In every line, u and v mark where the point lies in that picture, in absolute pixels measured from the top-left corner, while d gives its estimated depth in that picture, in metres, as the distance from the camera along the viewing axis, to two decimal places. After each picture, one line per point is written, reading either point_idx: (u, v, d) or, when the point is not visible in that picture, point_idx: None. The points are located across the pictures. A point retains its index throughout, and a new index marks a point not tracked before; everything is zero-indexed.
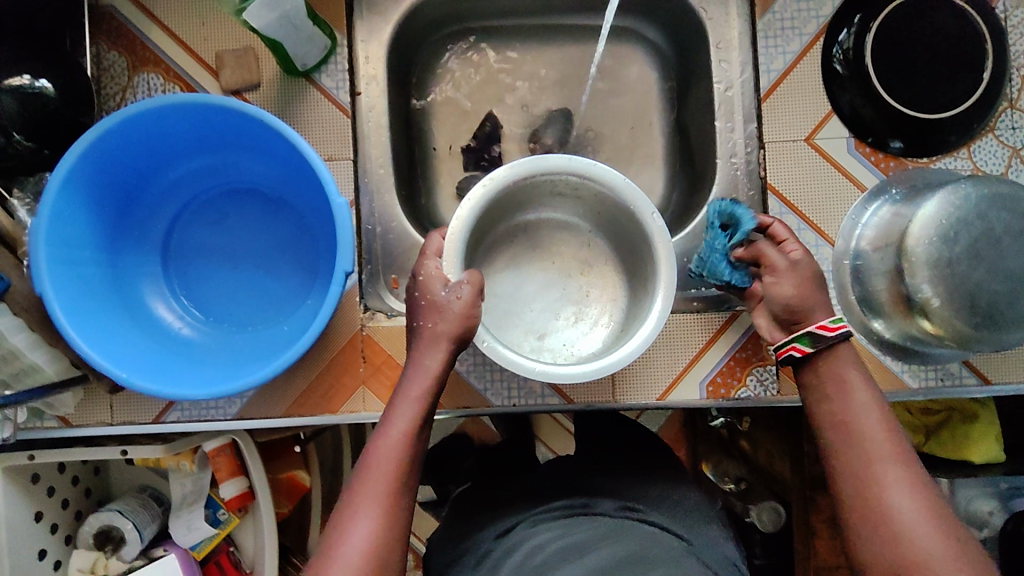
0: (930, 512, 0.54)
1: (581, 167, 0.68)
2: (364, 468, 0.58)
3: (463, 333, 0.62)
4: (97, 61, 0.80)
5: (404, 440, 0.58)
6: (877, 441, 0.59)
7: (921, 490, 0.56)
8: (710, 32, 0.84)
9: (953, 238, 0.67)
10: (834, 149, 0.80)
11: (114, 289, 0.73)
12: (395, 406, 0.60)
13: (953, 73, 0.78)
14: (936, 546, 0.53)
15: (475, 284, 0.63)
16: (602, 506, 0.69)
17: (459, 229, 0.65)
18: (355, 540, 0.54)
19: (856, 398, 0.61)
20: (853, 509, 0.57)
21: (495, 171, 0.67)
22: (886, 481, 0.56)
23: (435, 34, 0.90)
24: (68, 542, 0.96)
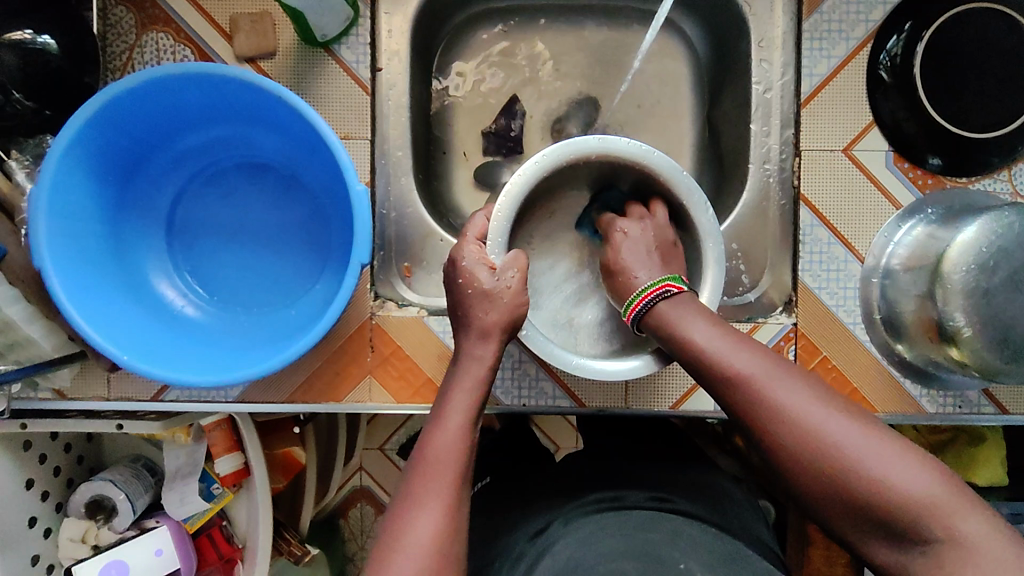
0: (872, 435, 0.50)
1: (640, 151, 0.65)
2: (419, 460, 0.55)
3: (513, 323, 0.62)
4: (103, 16, 0.75)
5: (463, 432, 0.56)
6: (779, 384, 0.53)
7: (850, 415, 0.51)
8: (752, 28, 0.79)
9: (991, 268, 0.65)
10: (871, 161, 0.77)
11: (116, 265, 0.70)
12: (452, 397, 0.58)
13: (1000, 92, 0.75)
14: (902, 471, 0.48)
15: (522, 270, 0.63)
16: (631, 498, 0.65)
17: (506, 202, 0.63)
18: (417, 534, 0.50)
19: (782, 386, 0.53)
20: (807, 473, 0.50)
21: (548, 147, 0.64)
22: (821, 428, 0.50)
23: (462, 9, 0.85)
24: (58, 510, 0.94)
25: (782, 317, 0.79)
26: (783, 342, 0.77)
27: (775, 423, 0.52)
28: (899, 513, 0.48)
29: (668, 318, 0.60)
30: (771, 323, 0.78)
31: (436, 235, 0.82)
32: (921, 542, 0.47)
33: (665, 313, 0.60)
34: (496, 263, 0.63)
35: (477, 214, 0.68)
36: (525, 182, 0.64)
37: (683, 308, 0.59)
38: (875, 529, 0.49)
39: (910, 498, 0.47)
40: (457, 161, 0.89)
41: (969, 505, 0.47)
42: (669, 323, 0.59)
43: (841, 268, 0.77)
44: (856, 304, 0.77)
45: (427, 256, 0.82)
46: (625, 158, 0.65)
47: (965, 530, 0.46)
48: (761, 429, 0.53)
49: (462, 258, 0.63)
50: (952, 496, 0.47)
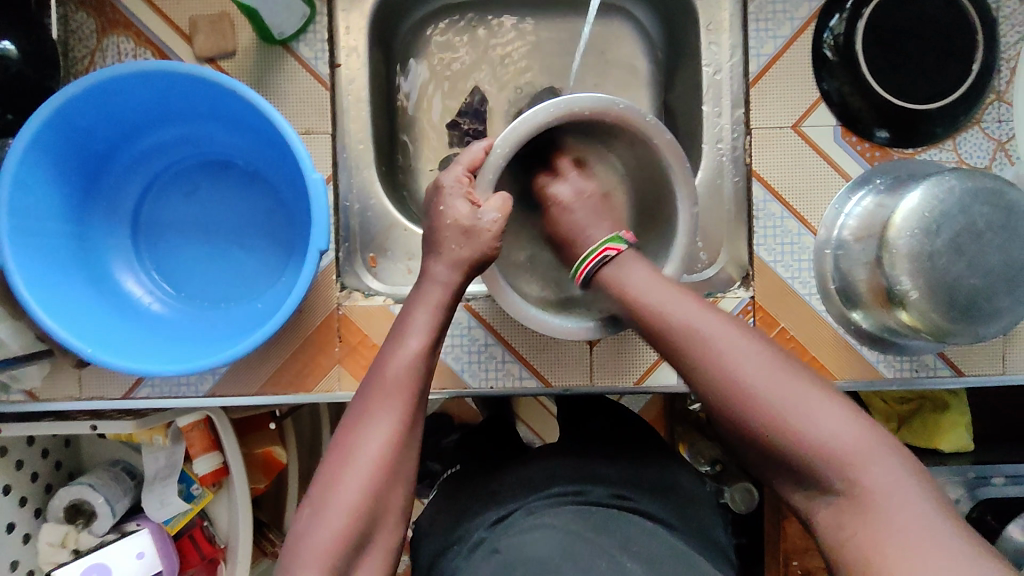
0: (794, 385, 0.52)
1: (654, 126, 0.64)
2: (378, 377, 0.58)
3: (480, 260, 0.62)
4: (64, 22, 0.76)
5: (420, 357, 0.59)
6: (713, 334, 0.55)
7: (777, 365, 0.54)
8: (700, 13, 0.82)
9: (935, 231, 0.67)
10: (820, 136, 0.79)
11: (83, 255, 0.72)
12: (411, 318, 0.61)
13: (940, 66, 0.78)
14: (815, 417, 0.51)
15: (504, 212, 0.62)
16: (594, 494, 0.68)
17: (506, 142, 0.62)
18: (365, 446, 0.54)
19: (717, 333, 0.56)
20: (731, 413, 0.54)
21: (574, 98, 0.62)
22: (744, 375, 0.53)
23: (419, 6, 0.87)
24: (38, 516, 0.94)
25: (740, 292, 0.81)
26: (741, 316, 0.79)
27: (705, 369, 0.55)
28: (810, 453, 0.50)
29: (609, 273, 0.62)
30: (728, 299, 0.80)
31: (400, 224, 0.83)
32: (829, 482, 0.50)
33: (608, 272, 0.62)
34: (479, 201, 0.63)
35: (476, 144, 0.66)
36: (529, 125, 0.62)
37: (622, 261, 0.62)
38: (786, 469, 0.53)
39: (820, 442, 0.50)
40: (420, 154, 0.90)
41: (876, 451, 0.50)
42: (609, 273, 0.62)
43: (795, 241, 0.79)
44: (811, 276, 0.79)
45: (391, 246, 0.83)
46: (635, 130, 0.64)
47: (869, 475, 0.49)
48: (693, 375, 0.56)
49: (448, 188, 0.63)
50: (862, 443, 0.50)
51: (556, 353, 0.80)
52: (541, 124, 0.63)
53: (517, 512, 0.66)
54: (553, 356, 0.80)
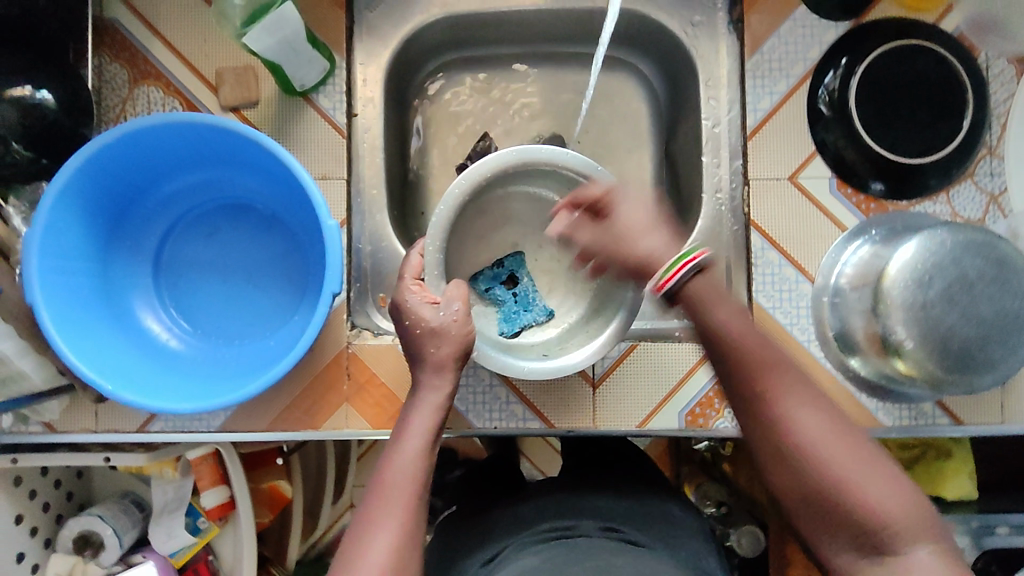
0: (858, 450, 0.51)
1: (553, 155, 0.70)
2: (378, 479, 0.56)
3: (465, 353, 0.64)
4: (99, 73, 0.81)
5: (420, 457, 0.57)
6: (790, 389, 0.54)
7: (845, 434, 0.52)
8: (700, 69, 0.85)
9: (928, 282, 0.69)
10: (816, 188, 0.82)
11: (103, 299, 0.74)
12: (409, 422, 0.59)
13: (931, 121, 0.80)
14: (878, 487, 0.50)
15: (462, 298, 0.65)
16: (582, 528, 0.69)
17: (437, 236, 0.69)
18: (372, 554, 0.52)
19: (785, 396, 0.54)
20: (792, 474, 0.52)
21: (472, 167, 0.70)
22: (805, 433, 0.52)
23: (432, 59, 0.91)
24: (48, 546, 0.96)
25: None
26: None
27: (772, 419, 0.54)
28: (864, 527, 0.49)
29: (699, 295, 0.59)
30: None
31: None
32: (878, 550, 0.49)
33: (698, 289, 0.59)
34: (439, 299, 0.65)
35: (412, 252, 0.70)
36: (453, 210, 0.70)
37: (710, 288, 0.59)
38: (834, 538, 0.51)
39: (875, 514, 0.49)
40: (431, 198, 0.93)
41: (925, 533, 0.49)
42: (699, 304, 0.58)
43: (793, 288, 0.82)
44: (809, 322, 0.81)
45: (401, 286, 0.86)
46: (540, 163, 0.70)
47: (915, 559, 0.48)
48: (757, 426, 0.54)
49: (407, 300, 0.65)
50: (915, 521, 0.49)
51: (559, 395, 0.82)
52: (460, 202, 0.70)
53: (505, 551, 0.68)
54: (556, 398, 0.82)
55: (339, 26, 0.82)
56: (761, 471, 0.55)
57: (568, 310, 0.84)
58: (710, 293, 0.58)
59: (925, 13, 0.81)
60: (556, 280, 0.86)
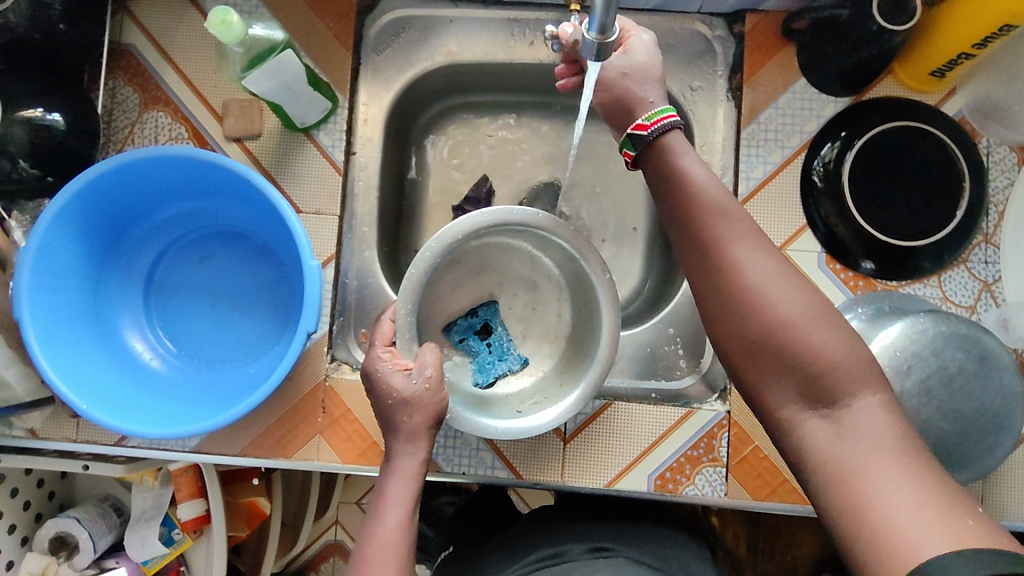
0: (810, 305, 0.53)
1: (536, 218, 0.71)
2: (359, 562, 0.56)
3: (437, 420, 0.64)
4: (112, 94, 0.83)
5: (400, 529, 0.57)
6: (746, 246, 0.55)
7: (800, 284, 0.54)
8: (697, 132, 0.85)
9: (906, 371, 0.68)
10: (804, 261, 0.81)
11: (92, 316, 0.77)
12: (387, 494, 0.60)
13: (926, 204, 0.79)
14: (822, 337, 0.52)
15: (435, 363, 0.65)
16: (570, 553, 0.70)
17: (409, 300, 0.70)
18: None
19: (738, 247, 0.56)
20: (746, 328, 0.54)
21: (455, 223, 0.70)
22: (752, 275, 0.54)
23: (435, 102, 0.93)
24: (23, 544, 0.98)
25: (716, 405, 0.82)
26: (715, 428, 0.80)
27: (727, 274, 0.55)
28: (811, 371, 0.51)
29: (674, 147, 0.61)
30: (702, 411, 0.81)
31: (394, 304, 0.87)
32: (826, 399, 0.50)
33: (674, 142, 0.61)
34: (411, 365, 0.66)
35: (383, 319, 0.70)
36: (424, 270, 0.70)
37: (683, 144, 0.61)
38: (782, 382, 0.52)
39: (820, 359, 0.51)
40: (424, 236, 0.95)
41: (870, 381, 0.50)
42: (674, 156, 0.60)
43: None
44: None
45: None
46: (522, 224, 0.72)
47: (859, 408, 0.49)
48: (711, 272, 0.56)
49: (379, 370, 0.65)
50: (857, 368, 0.51)
51: (530, 447, 0.82)
52: (439, 255, 0.71)
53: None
54: (527, 449, 0.82)
55: (344, 67, 0.84)
56: (714, 320, 0.57)
57: (541, 357, 0.85)
58: (685, 150, 0.60)
59: (928, 94, 0.81)
60: (532, 329, 0.87)
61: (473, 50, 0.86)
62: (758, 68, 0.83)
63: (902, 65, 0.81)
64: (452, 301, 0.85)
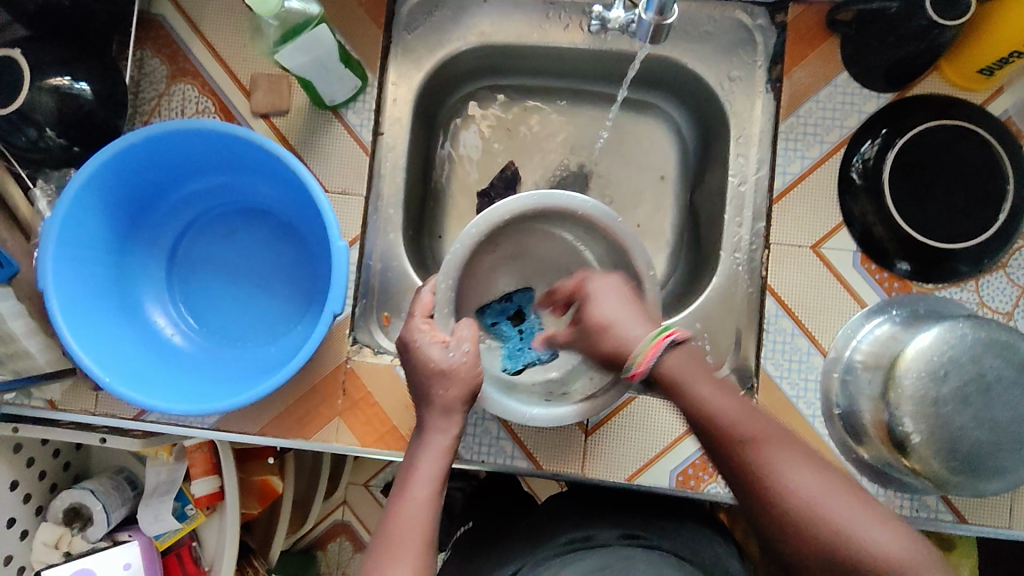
0: (863, 503, 0.53)
1: (581, 205, 0.70)
2: (385, 533, 0.56)
3: (472, 394, 0.63)
4: (139, 65, 0.82)
5: (430, 504, 0.57)
6: (779, 454, 0.56)
7: (830, 473, 0.55)
8: (733, 124, 0.83)
9: (943, 377, 0.67)
10: (838, 260, 0.79)
11: (114, 291, 0.76)
12: (416, 468, 0.59)
13: (967, 207, 0.77)
14: (878, 534, 0.51)
15: (472, 336, 0.65)
16: (601, 538, 0.68)
17: (450, 276, 0.69)
18: None
19: (790, 480, 0.54)
20: (793, 530, 0.53)
21: (499, 202, 0.70)
22: (796, 487, 0.54)
23: (465, 84, 0.91)
24: (39, 513, 0.97)
25: None
26: None
27: (771, 480, 0.55)
28: (869, 574, 0.49)
29: (676, 371, 0.63)
30: None
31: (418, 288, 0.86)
32: None
33: (673, 365, 0.63)
34: (448, 339, 0.65)
35: (424, 288, 0.70)
36: (466, 251, 0.70)
37: (687, 365, 0.63)
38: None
39: (889, 559, 0.49)
40: (449, 221, 0.93)
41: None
42: (682, 381, 0.62)
43: (803, 359, 0.79)
44: (816, 397, 0.79)
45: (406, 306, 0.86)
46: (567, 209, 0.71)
47: None
48: (751, 482, 0.56)
49: (418, 340, 0.64)
50: (927, 565, 0.49)
51: (551, 438, 0.81)
52: (483, 236, 0.70)
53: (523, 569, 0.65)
54: (547, 439, 0.81)
55: (376, 45, 0.82)
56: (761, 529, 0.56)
57: None
58: (693, 372, 0.62)
59: (975, 93, 0.79)
60: (559, 319, 0.85)
61: (507, 32, 0.84)
62: (800, 57, 0.80)
63: (950, 62, 0.78)
64: (486, 287, 0.85)
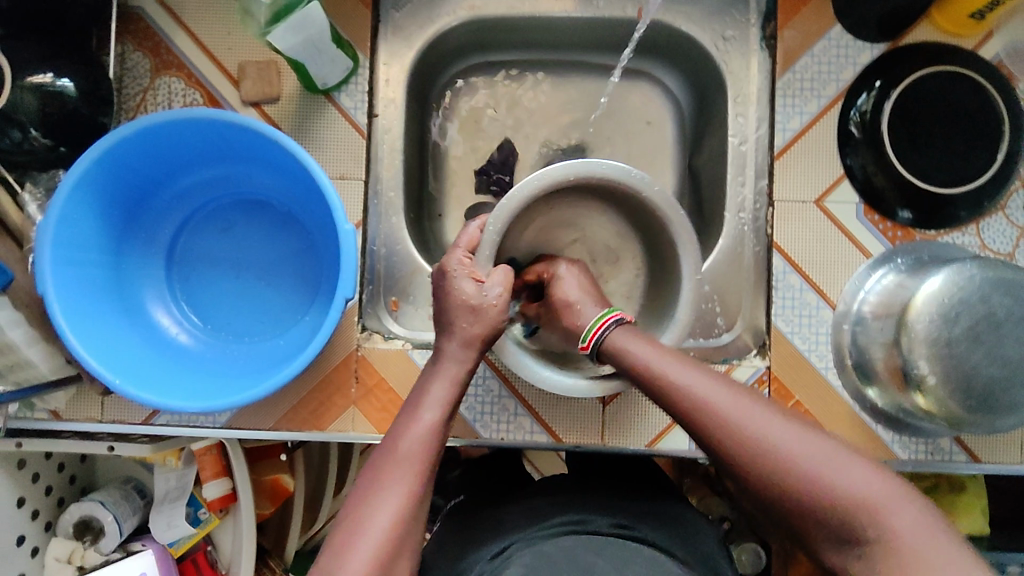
0: (804, 434, 0.53)
1: (641, 181, 0.67)
2: (391, 447, 0.58)
3: (492, 336, 0.64)
4: (121, 61, 0.80)
5: (434, 426, 0.59)
6: (719, 394, 0.56)
7: (773, 413, 0.55)
8: (730, 85, 0.83)
9: (954, 318, 0.67)
10: (842, 213, 0.80)
11: (114, 292, 0.74)
12: (429, 390, 0.62)
13: (965, 149, 0.77)
14: (824, 464, 0.51)
15: (506, 283, 0.65)
16: (595, 523, 0.64)
17: (500, 218, 0.66)
18: (379, 519, 0.52)
19: (722, 418, 0.55)
20: (759, 483, 0.53)
21: (556, 163, 0.66)
22: (734, 424, 0.54)
23: (457, 61, 0.90)
24: (48, 529, 0.95)
25: (756, 360, 0.81)
26: (756, 384, 0.79)
27: (718, 432, 0.55)
28: (816, 502, 0.50)
29: (621, 342, 0.64)
30: (741, 369, 0.80)
31: (424, 271, 0.85)
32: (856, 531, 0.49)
33: (618, 339, 0.64)
34: (482, 278, 0.65)
35: (473, 223, 0.69)
36: (516, 204, 0.66)
37: (632, 335, 0.64)
38: (823, 536, 0.51)
39: (833, 490, 0.50)
40: (448, 202, 0.92)
41: (895, 498, 0.49)
42: (624, 346, 0.63)
43: (813, 314, 0.79)
44: (828, 349, 0.79)
45: (414, 291, 0.85)
46: (625, 185, 0.67)
47: (894, 522, 0.48)
48: (700, 431, 0.56)
49: (451, 273, 0.65)
50: (877, 492, 0.49)
51: (569, 410, 0.80)
52: (534, 194, 0.67)
53: (514, 545, 0.62)
54: (565, 411, 0.80)
55: (365, 25, 0.81)
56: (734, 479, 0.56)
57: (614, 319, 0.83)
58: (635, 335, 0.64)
59: (964, 39, 0.79)
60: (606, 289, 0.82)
61: (496, 4, 0.83)
62: (793, 13, 0.80)
63: (940, 9, 0.78)
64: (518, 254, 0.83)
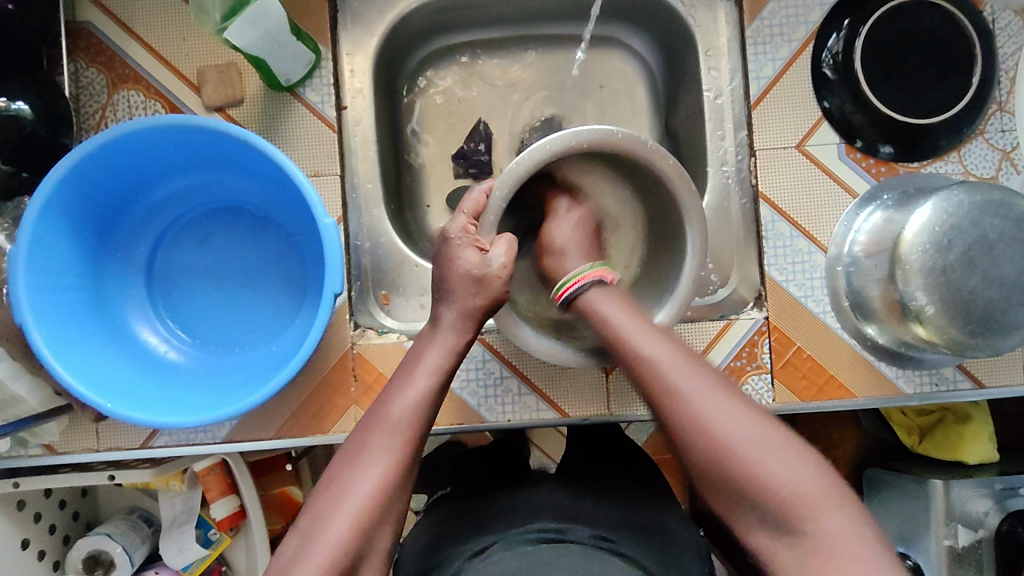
0: (758, 423, 0.53)
1: (656, 152, 0.65)
2: (381, 415, 0.57)
3: (493, 309, 0.64)
4: (76, 79, 0.77)
5: (425, 395, 0.59)
6: (681, 371, 0.55)
7: (735, 400, 0.54)
8: (699, 39, 0.82)
9: (947, 246, 0.67)
10: (824, 155, 0.79)
11: (96, 314, 0.72)
12: (422, 359, 0.61)
13: (939, 77, 0.78)
14: (773, 459, 0.51)
15: (511, 249, 0.64)
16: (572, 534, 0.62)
17: (507, 185, 0.63)
18: (363, 484, 0.53)
19: (682, 393, 0.54)
20: (697, 453, 0.53)
21: (577, 128, 0.63)
22: (694, 401, 0.54)
23: (420, 45, 0.88)
24: (57, 569, 0.93)
25: (754, 312, 0.80)
26: (757, 336, 0.79)
27: (676, 406, 0.54)
28: (757, 488, 0.51)
29: (590, 303, 0.62)
30: (742, 321, 0.79)
31: (411, 261, 0.83)
32: (785, 520, 0.50)
33: (588, 301, 0.63)
34: (487, 247, 0.64)
35: (478, 187, 0.67)
36: (526, 168, 0.63)
37: (607, 297, 0.63)
38: (742, 508, 0.52)
39: (776, 485, 0.50)
40: (428, 190, 0.91)
41: (832, 500, 0.50)
42: (593, 310, 0.62)
43: (805, 260, 0.79)
44: (825, 293, 0.79)
45: (403, 282, 0.83)
46: (639, 157, 0.65)
47: (824, 520, 0.49)
48: (659, 404, 0.56)
49: (456, 243, 0.64)
50: (818, 491, 0.50)
51: (572, 383, 0.79)
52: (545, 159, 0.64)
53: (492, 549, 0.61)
54: (568, 384, 0.79)
55: (323, 16, 0.79)
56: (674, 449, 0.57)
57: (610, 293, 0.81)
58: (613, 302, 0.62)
59: None
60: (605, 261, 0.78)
61: None
62: None
63: None
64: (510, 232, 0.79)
